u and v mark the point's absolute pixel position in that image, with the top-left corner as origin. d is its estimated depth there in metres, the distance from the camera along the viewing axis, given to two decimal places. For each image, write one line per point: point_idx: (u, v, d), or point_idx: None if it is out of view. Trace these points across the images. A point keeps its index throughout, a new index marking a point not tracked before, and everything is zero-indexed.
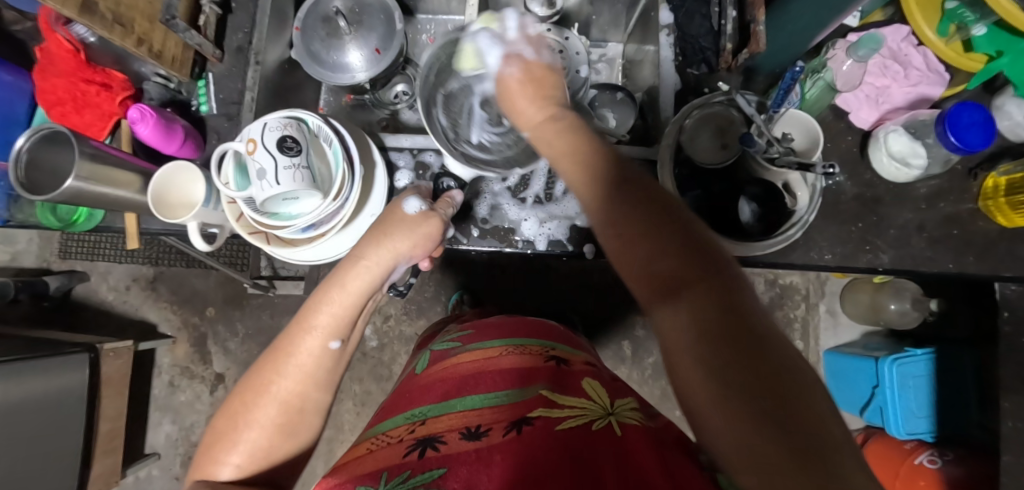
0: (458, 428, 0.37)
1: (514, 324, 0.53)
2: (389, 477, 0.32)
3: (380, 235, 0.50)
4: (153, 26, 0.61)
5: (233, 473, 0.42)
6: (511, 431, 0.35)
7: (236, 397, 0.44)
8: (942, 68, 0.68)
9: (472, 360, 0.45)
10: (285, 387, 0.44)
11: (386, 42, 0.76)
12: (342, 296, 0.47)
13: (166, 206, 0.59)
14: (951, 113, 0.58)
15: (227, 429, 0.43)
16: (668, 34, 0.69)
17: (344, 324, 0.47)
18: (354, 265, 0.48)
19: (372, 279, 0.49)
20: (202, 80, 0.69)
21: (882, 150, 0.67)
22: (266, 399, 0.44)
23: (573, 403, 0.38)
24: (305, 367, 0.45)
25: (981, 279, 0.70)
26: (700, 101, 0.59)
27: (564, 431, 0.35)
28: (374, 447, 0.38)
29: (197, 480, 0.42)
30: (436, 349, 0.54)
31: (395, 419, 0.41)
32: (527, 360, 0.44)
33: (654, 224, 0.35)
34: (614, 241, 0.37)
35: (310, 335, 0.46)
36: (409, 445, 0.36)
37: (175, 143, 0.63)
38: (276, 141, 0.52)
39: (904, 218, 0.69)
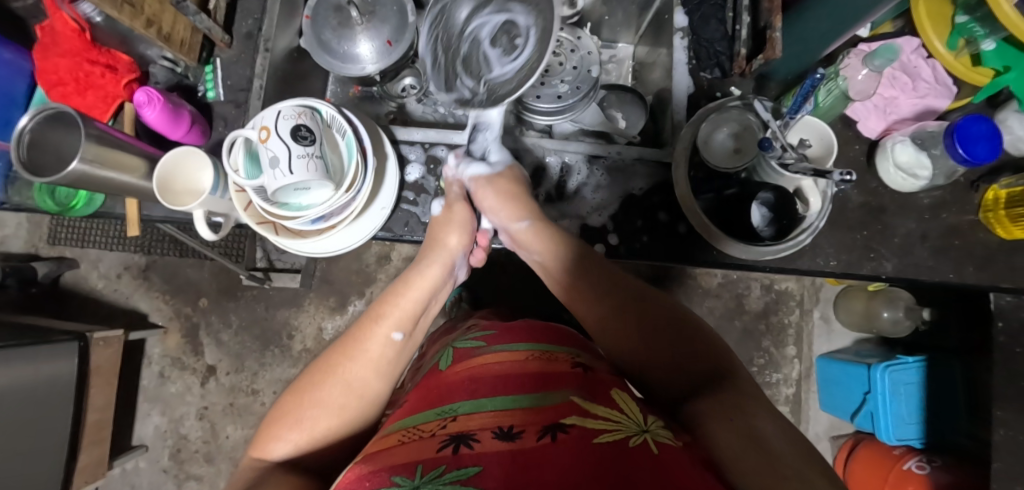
0: (489, 428, 0.38)
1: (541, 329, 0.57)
2: (424, 470, 0.34)
3: (435, 243, 0.60)
4: (163, 7, 0.59)
5: (291, 448, 0.45)
6: (545, 437, 0.36)
7: (307, 377, 0.49)
8: (949, 81, 0.68)
9: (499, 362, 0.49)
10: (357, 374, 0.49)
11: (398, 34, 0.75)
12: (408, 288, 0.56)
13: (173, 192, 0.58)
14: (960, 126, 0.59)
15: (291, 408, 0.46)
16: (682, 38, 0.70)
17: (407, 317, 0.53)
18: (419, 270, 0.57)
19: (435, 279, 0.58)
20: (209, 66, 0.68)
21: (889, 160, 0.68)
22: (333, 380, 0.48)
23: (609, 416, 0.39)
24: (373, 353, 0.50)
25: (978, 289, 0.72)
26: (715, 105, 0.62)
27: (601, 443, 0.35)
28: (405, 438, 0.40)
29: (256, 457, 0.45)
30: (458, 346, 0.56)
31: (423, 414, 0.43)
32: (558, 366, 0.47)
33: (679, 339, 0.49)
34: (637, 339, 0.51)
35: (378, 325, 0.52)
36: (442, 440, 0.38)
37: (182, 129, 0.61)
38: (290, 129, 0.51)
39: (908, 227, 0.71)
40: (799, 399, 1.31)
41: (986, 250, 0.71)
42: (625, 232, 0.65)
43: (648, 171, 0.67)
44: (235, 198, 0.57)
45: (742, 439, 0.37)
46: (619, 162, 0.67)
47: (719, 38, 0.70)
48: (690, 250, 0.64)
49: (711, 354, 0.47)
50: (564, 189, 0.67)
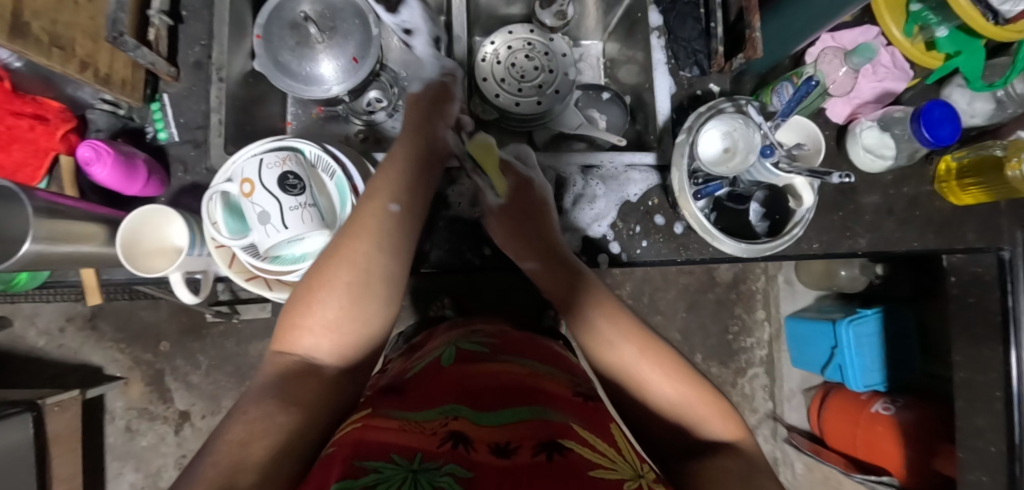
0: (486, 441, 0.42)
1: (534, 349, 0.64)
2: (423, 458, 0.38)
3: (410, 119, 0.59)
4: (97, 45, 0.51)
5: (313, 340, 0.45)
6: (541, 455, 0.40)
7: (320, 260, 0.48)
8: (906, 65, 0.72)
9: (500, 372, 0.54)
10: (363, 250, 0.47)
11: (364, 49, 0.70)
12: (393, 166, 0.53)
13: (146, 258, 0.52)
14: (925, 110, 0.63)
15: (304, 298, 0.46)
16: (659, 37, 0.71)
17: (402, 188, 0.51)
18: (400, 146, 0.55)
19: (415, 145, 0.56)
20: (156, 103, 0.60)
21: (858, 144, 0.72)
22: (338, 260, 0.46)
23: (603, 448, 0.44)
24: (373, 225, 0.48)
25: (938, 252, 0.79)
26: (706, 109, 0.60)
27: (595, 473, 0.38)
28: (407, 428, 0.44)
29: (275, 351, 0.45)
30: (462, 347, 0.62)
31: (427, 412, 0.48)
32: (552, 387, 0.53)
33: (684, 369, 0.48)
34: (627, 348, 0.50)
35: (374, 199, 0.50)
36: (441, 438, 0.42)
37: (139, 183, 0.55)
38: (276, 180, 0.46)
39: (876, 203, 0.75)
40: (772, 359, 1.42)
41: (942, 216, 0.78)
42: (626, 240, 0.65)
43: (640, 175, 0.67)
44: (215, 255, 0.52)
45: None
46: (612, 170, 0.66)
47: (696, 37, 0.70)
48: (689, 254, 0.66)
49: (708, 413, 0.46)
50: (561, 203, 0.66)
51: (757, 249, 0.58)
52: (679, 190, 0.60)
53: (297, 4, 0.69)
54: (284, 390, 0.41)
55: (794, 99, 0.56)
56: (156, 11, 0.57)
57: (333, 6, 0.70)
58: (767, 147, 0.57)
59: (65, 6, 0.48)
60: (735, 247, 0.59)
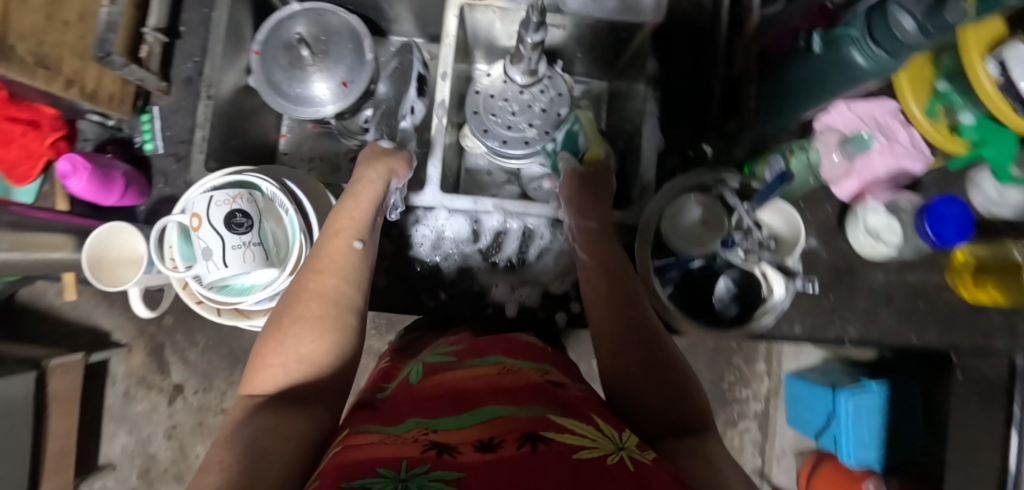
0: (471, 441, 0.37)
1: (509, 346, 0.56)
2: (409, 467, 0.33)
3: (369, 161, 0.57)
4: (84, 63, 0.54)
5: (286, 376, 0.43)
6: (525, 447, 0.35)
7: (290, 298, 0.48)
8: (925, 147, 0.65)
9: (463, 379, 0.48)
10: (329, 283, 0.48)
11: (354, 74, 0.70)
12: (358, 202, 0.54)
13: (105, 270, 0.54)
14: (932, 204, 0.58)
15: (272, 336, 0.45)
16: (653, 91, 0.70)
17: (363, 226, 0.53)
18: (363, 184, 0.55)
19: (376, 194, 0.55)
20: (147, 114, 0.63)
21: (859, 225, 0.67)
22: (307, 293, 0.47)
23: (585, 433, 0.38)
24: (337, 262, 0.50)
25: (941, 350, 0.72)
26: (681, 181, 0.58)
27: (581, 458, 0.34)
28: (384, 440, 0.38)
29: (247, 394, 0.43)
30: (428, 360, 0.54)
31: (401, 425, 0.41)
32: (519, 380, 0.46)
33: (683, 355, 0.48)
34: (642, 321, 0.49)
35: (337, 236, 0.51)
36: (424, 446, 0.36)
37: (116, 195, 0.57)
38: (223, 218, 0.48)
39: (875, 289, 0.69)
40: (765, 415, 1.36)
41: (951, 311, 0.71)
42: None
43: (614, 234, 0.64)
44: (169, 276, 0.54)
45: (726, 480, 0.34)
46: None
47: None
48: None
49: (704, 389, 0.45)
50: (525, 255, 0.64)
51: (718, 336, 0.54)
52: (642, 261, 0.56)
53: (293, 26, 0.70)
54: (260, 419, 0.39)
55: (766, 191, 0.54)
56: (149, 29, 0.59)
57: (328, 29, 0.70)
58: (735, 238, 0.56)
59: (54, 27, 0.50)
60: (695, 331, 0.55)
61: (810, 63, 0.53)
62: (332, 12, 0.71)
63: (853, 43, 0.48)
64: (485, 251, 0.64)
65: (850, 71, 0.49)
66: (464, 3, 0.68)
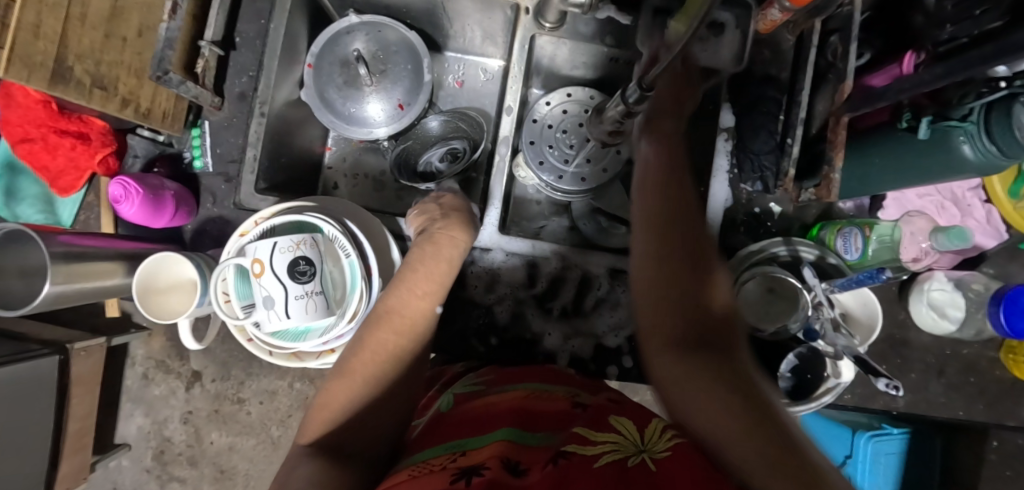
0: (497, 457, 0.37)
1: (535, 370, 0.55)
2: None
3: (453, 223, 0.53)
4: (140, 82, 0.54)
5: (331, 417, 0.42)
6: (549, 466, 0.36)
7: (354, 342, 0.46)
8: (1000, 225, 0.64)
9: (503, 401, 0.47)
10: (382, 341, 0.45)
11: (411, 96, 0.68)
12: (446, 267, 0.50)
13: (153, 300, 0.52)
14: (1010, 294, 0.56)
15: (339, 383, 0.43)
16: (725, 140, 0.65)
17: (441, 288, 0.49)
18: (441, 237, 0.52)
19: (455, 259, 0.52)
20: (197, 129, 0.61)
21: (922, 299, 0.63)
22: (375, 356, 0.44)
23: (607, 439, 0.38)
24: (410, 324, 0.47)
25: (984, 425, 0.69)
26: (755, 248, 0.57)
27: (602, 467, 0.35)
28: (415, 473, 0.38)
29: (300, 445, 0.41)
30: (458, 391, 0.52)
31: (432, 450, 0.41)
32: (554, 406, 0.46)
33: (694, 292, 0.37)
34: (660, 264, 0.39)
35: (422, 301, 0.47)
36: (454, 472, 0.36)
37: (166, 217, 0.55)
38: (287, 265, 0.46)
39: (927, 361, 0.67)
40: None
41: (1000, 388, 0.68)
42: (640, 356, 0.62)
43: None
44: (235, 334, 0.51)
45: (738, 423, 0.29)
46: None
47: (767, 151, 0.63)
48: None
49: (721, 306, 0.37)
50: (581, 304, 0.61)
51: None
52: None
53: (351, 41, 0.67)
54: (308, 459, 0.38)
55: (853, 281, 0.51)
56: (207, 43, 0.56)
57: (386, 47, 0.68)
58: (810, 320, 0.53)
59: (111, 46, 0.51)
60: None
61: (909, 146, 0.50)
62: (391, 26, 0.67)
63: (966, 136, 0.45)
64: (540, 296, 0.61)
65: (957, 162, 0.47)
66: (535, 33, 0.65)
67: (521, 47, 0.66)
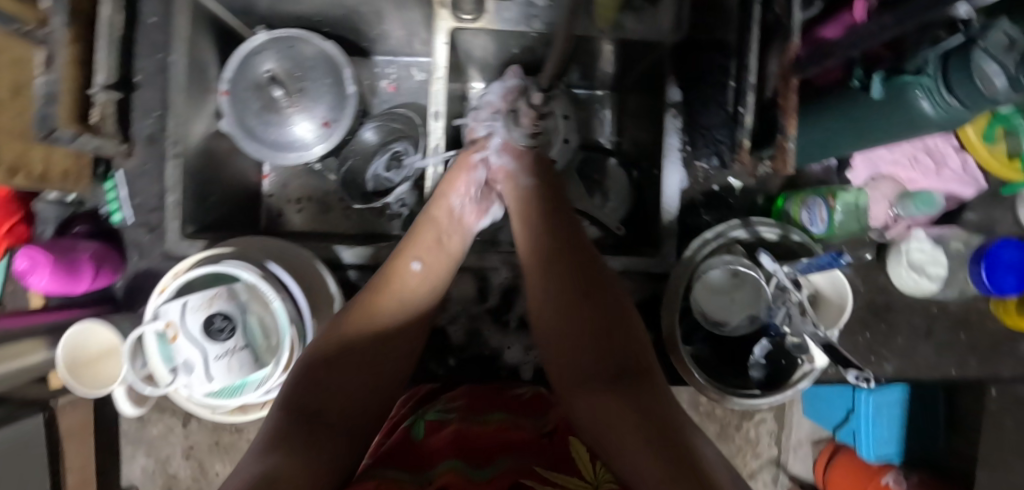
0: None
1: (516, 399, 0.52)
2: None
3: (450, 182, 0.53)
4: (28, 145, 0.50)
5: (314, 399, 0.42)
6: None
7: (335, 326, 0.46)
8: (979, 173, 0.59)
9: (480, 431, 0.45)
10: (384, 310, 0.47)
11: (336, 112, 0.64)
12: (438, 230, 0.52)
13: (90, 372, 0.50)
14: (991, 250, 0.53)
15: (317, 369, 0.44)
16: (675, 116, 0.62)
17: (428, 247, 0.51)
18: (434, 218, 0.53)
19: (450, 218, 0.53)
20: (111, 181, 0.57)
21: (901, 260, 0.60)
22: (371, 326, 0.47)
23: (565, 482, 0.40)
24: (409, 285, 0.49)
25: (980, 380, 0.66)
26: (712, 235, 0.52)
27: None
28: None
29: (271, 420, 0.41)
30: (429, 417, 0.47)
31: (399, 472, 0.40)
32: (522, 433, 0.46)
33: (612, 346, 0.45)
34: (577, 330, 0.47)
35: (399, 256, 0.50)
36: None
37: (85, 281, 0.52)
38: (201, 325, 0.44)
39: (914, 322, 0.63)
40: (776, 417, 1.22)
41: (992, 339, 0.65)
42: None
43: (634, 284, 0.59)
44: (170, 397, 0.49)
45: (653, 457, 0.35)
46: None
47: (719, 124, 0.57)
48: (670, 376, 0.59)
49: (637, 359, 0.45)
50: None
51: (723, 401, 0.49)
52: (668, 335, 0.50)
53: (262, 61, 0.63)
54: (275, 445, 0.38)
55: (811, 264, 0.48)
56: (98, 89, 0.53)
57: (302, 63, 0.64)
58: (772, 309, 0.51)
59: None
60: (709, 391, 0.49)
61: (865, 106, 0.45)
62: (304, 40, 0.63)
63: (923, 90, 0.40)
64: (494, 310, 0.58)
65: (916, 119, 0.42)
66: (454, 26, 0.59)
67: (443, 39, 0.59)
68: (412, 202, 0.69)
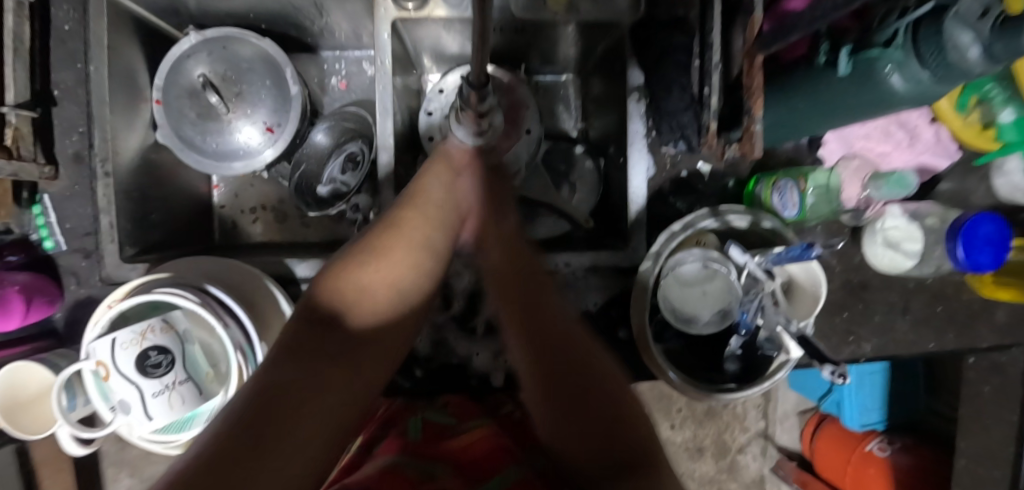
0: None
1: (501, 421, 0.49)
2: None
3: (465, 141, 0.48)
4: None
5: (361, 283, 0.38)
6: None
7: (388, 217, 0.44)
8: (952, 143, 0.58)
9: (478, 445, 0.41)
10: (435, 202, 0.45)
11: (280, 116, 0.60)
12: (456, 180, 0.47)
13: (31, 414, 0.49)
14: (968, 226, 0.51)
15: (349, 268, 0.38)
16: (638, 100, 0.58)
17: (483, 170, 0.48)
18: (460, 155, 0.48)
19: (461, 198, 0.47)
20: (38, 206, 0.53)
21: (876, 236, 0.58)
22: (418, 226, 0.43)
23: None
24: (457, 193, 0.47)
25: (959, 352, 0.65)
26: (680, 227, 0.49)
27: None
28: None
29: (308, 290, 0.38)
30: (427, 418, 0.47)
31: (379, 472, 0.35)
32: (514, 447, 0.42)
33: (614, 412, 0.38)
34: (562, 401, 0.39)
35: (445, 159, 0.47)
36: None
37: (17, 316, 0.49)
38: (135, 362, 0.41)
39: (891, 299, 0.62)
40: None
41: (970, 311, 0.64)
42: None
43: (604, 280, 0.57)
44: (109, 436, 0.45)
45: None
46: (568, 275, 0.56)
47: (683, 108, 0.55)
48: (645, 371, 0.57)
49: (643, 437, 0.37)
50: None
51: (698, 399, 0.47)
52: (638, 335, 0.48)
53: (193, 66, 0.58)
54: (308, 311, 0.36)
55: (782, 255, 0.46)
56: (9, 108, 0.49)
57: (239, 65, 0.60)
58: (746, 304, 0.49)
59: None
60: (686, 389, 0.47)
61: (833, 83, 0.42)
62: (238, 40, 0.59)
63: (893, 65, 0.37)
64: (459, 317, 0.55)
65: (888, 97, 0.39)
66: (397, 16, 0.54)
67: (385, 31, 0.55)
68: (367, 206, 0.63)
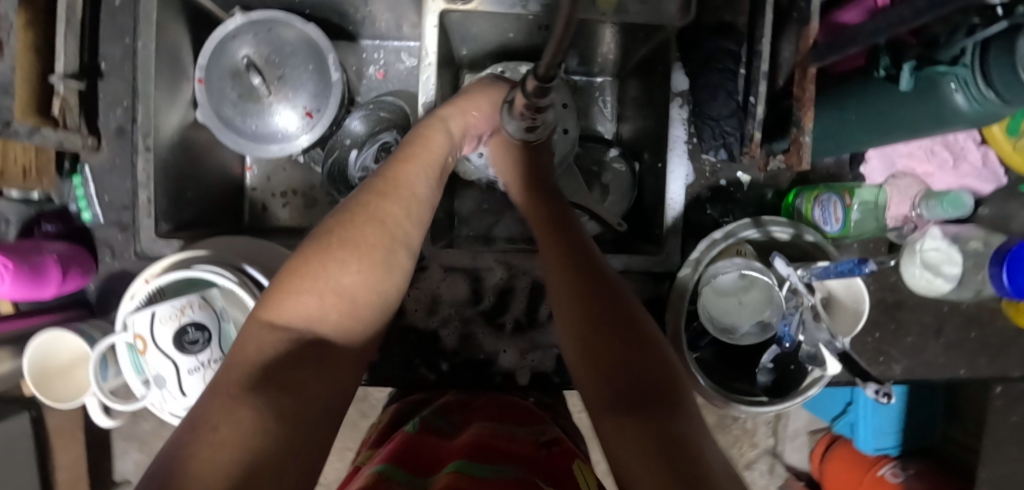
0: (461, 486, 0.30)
1: (503, 410, 0.47)
2: None
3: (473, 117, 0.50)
4: None
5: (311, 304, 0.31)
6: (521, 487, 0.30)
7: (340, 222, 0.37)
8: (998, 166, 0.57)
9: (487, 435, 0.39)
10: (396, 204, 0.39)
11: (320, 101, 0.60)
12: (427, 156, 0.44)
13: (63, 382, 0.50)
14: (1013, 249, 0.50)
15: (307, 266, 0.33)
16: (680, 106, 0.57)
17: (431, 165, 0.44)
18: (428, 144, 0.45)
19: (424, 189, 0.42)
20: (78, 176, 0.54)
21: (916, 259, 0.55)
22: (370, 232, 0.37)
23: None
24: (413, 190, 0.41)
25: (988, 379, 0.64)
26: (721, 235, 0.48)
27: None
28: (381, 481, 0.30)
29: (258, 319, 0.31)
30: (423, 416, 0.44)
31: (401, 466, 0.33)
32: (520, 448, 0.38)
33: (634, 341, 0.34)
34: (584, 332, 0.36)
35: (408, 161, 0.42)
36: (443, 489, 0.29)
37: (53, 285, 0.49)
38: (173, 337, 0.41)
39: (923, 321, 0.61)
40: None
41: (1003, 339, 0.63)
42: None
43: (637, 284, 0.56)
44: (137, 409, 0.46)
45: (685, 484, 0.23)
46: None
47: (726, 115, 0.54)
48: None
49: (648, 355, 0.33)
50: (535, 315, 0.55)
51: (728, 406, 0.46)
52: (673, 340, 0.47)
53: (238, 47, 0.58)
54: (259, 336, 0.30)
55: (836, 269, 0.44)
56: (58, 77, 0.49)
57: (282, 48, 0.60)
58: (787, 316, 0.46)
59: None
60: (715, 398, 0.46)
61: (891, 95, 0.41)
62: (284, 23, 0.59)
63: (958, 83, 0.37)
64: (488, 313, 0.55)
65: (947, 114, 0.38)
66: (444, 8, 0.54)
67: (431, 22, 0.54)
68: None
